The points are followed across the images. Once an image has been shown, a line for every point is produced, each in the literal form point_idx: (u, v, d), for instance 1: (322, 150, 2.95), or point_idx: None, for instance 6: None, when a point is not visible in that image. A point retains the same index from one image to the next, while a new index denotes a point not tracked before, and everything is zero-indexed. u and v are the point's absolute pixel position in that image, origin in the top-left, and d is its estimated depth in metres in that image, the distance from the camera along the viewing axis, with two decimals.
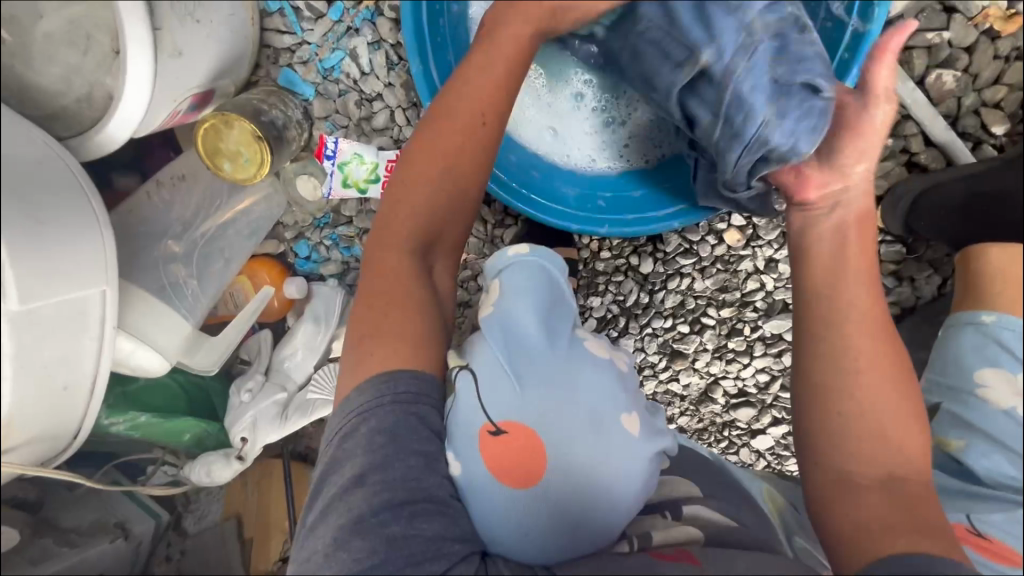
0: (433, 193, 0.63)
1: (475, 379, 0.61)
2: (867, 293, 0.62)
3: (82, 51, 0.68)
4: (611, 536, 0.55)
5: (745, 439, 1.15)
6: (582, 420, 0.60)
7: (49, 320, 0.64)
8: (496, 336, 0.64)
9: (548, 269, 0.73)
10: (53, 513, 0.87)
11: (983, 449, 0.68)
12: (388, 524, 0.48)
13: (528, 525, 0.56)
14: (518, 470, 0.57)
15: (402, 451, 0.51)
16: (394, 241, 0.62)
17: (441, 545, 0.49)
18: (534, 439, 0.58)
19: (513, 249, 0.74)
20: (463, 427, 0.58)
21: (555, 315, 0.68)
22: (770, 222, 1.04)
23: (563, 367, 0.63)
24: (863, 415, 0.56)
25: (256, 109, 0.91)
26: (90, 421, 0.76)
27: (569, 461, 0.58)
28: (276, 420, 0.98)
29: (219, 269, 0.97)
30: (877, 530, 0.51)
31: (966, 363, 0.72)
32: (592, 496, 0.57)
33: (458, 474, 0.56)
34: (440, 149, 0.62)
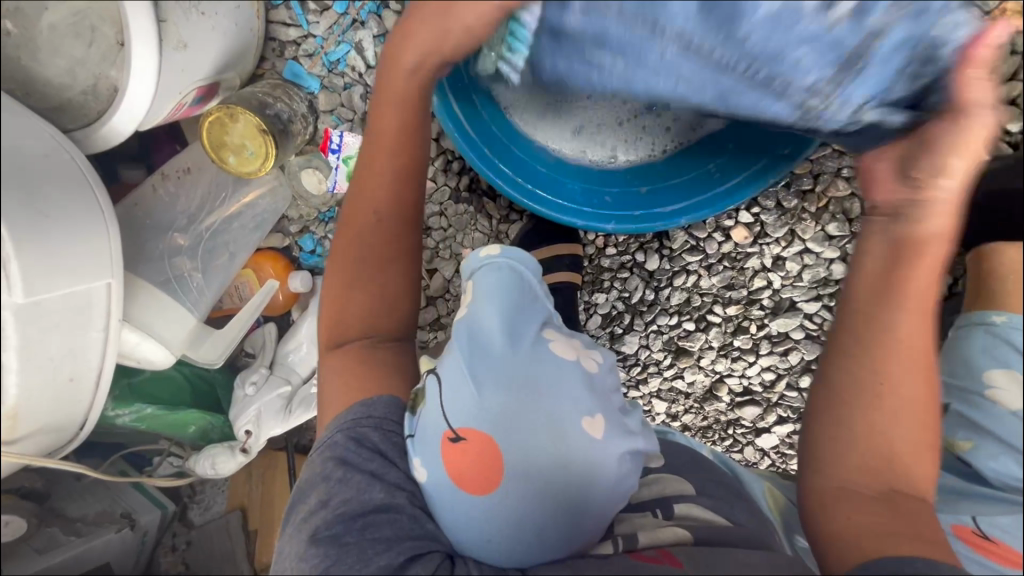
0: (349, 297, 0.67)
1: (441, 384, 0.60)
2: (925, 328, 0.59)
3: (87, 44, 0.69)
4: (588, 537, 0.56)
5: (749, 437, 1.15)
6: (541, 428, 0.57)
7: (55, 312, 0.65)
8: (462, 340, 0.62)
9: (518, 272, 0.70)
10: (58, 504, 0.85)
11: (991, 451, 0.67)
12: (342, 535, 0.52)
13: (489, 531, 0.55)
14: (477, 476, 0.56)
15: (350, 471, 0.56)
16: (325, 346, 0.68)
17: (400, 543, 0.53)
18: (490, 446, 0.56)
19: (485, 250, 0.73)
20: (426, 433, 0.58)
21: (521, 318, 0.65)
22: (778, 219, 1.03)
23: (523, 369, 0.60)
24: (872, 426, 0.57)
25: (261, 102, 0.91)
26: (96, 413, 0.77)
27: (529, 469, 0.56)
28: (280, 414, 0.98)
29: (223, 263, 0.97)
30: (866, 531, 0.53)
31: (976, 363, 0.70)
32: (563, 507, 0.56)
33: (423, 480, 0.57)
34: (343, 263, 0.68)
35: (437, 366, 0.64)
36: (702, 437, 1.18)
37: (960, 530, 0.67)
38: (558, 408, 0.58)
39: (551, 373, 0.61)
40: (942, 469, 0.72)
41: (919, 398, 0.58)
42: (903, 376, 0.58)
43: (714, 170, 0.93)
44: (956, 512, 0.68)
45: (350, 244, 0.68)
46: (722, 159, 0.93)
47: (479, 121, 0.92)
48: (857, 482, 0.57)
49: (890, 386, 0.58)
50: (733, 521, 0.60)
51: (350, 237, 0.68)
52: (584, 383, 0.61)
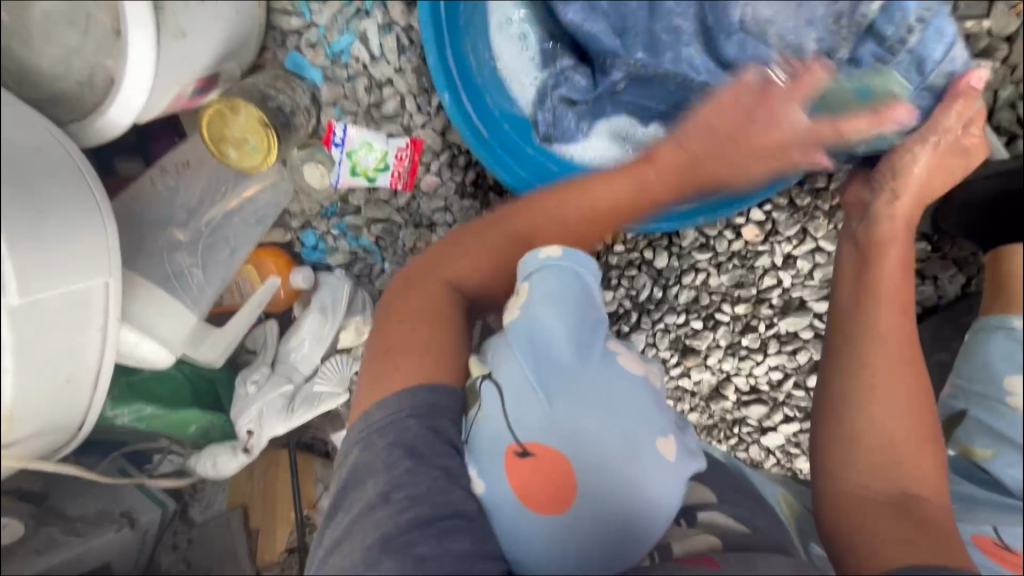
0: (485, 261, 0.69)
1: (501, 391, 0.58)
2: (902, 320, 0.67)
3: (81, 32, 0.66)
4: (638, 552, 0.54)
5: (755, 436, 1.12)
6: (611, 444, 0.55)
7: (51, 313, 0.62)
8: (523, 348, 0.59)
9: (579, 277, 0.63)
10: (56, 503, 0.89)
11: (1010, 459, 0.67)
12: (416, 544, 0.48)
13: (552, 550, 0.53)
14: (544, 492, 0.54)
15: (423, 464, 0.53)
16: (436, 280, 0.67)
17: (472, 562, 0.49)
18: (560, 464, 0.55)
19: (545, 251, 0.64)
20: (489, 444, 0.56)
21: (586, 327, 0.61)
22: (790, 218, 1.01)
23: (594, 383, 0.58)
24: (875, 420, 0.60)
25: (262, 95, 0.89)
26: (95, 415, 0.75)
27: (599, 485, 0.54)
28: (282, 413, 0.96)
29: (224, 259, 0.94)
30: (894, 542, 0.51)
31: (994, 367, 0.70)
32: (619, 531, 0.54)
33: (482, 493, 0.55)
34: (508, 235, 0.70)
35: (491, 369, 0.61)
36: (706, 436, 1.15)
37: (979, 540, 0.65)
38: (627, 425, 0.57)
39: (624, 391, 0.59)
40: (965, 480, 0.70)
41: (906, 389, 0.62)
42: (895, 364, 0.63)
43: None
44: (977, 521, 0.66)
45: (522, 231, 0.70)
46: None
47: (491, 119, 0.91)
48: (870, 486, 0.57)
49: (880, 377, 0.63)
50: (755, 530, 0.58)
51: (525, 222, 0.70)
52: (655, 399, 0.61)
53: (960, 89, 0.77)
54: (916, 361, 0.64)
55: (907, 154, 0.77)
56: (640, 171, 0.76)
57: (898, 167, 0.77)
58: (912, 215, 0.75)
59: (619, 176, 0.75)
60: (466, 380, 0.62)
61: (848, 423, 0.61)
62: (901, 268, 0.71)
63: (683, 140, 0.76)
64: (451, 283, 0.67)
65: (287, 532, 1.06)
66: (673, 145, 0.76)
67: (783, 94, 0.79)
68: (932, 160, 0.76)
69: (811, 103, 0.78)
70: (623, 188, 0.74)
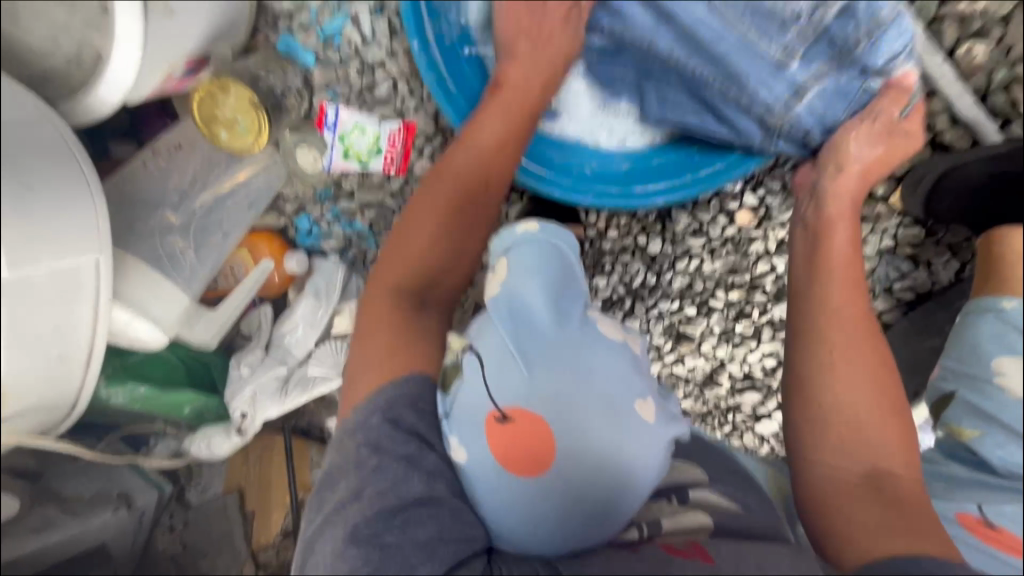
0: (416, 242, 0.67)
1: (482, 359, 0.61)
2: (854, 297, 0.67)
3: (69, 9, 0.66)
4: (619, 524, 0.54)
5: (749, 424, 1.12)
6: (590, 404, 0.58)
7: (39, 290, 0.63)
8: (504, 316, 0.63)
9: (557, 249, 0.71)
10: (52, 482, 0.90)
11: (998, 440, 0.67)
12: (381, 534, 0.48)
13: (537, 517, 0.54)
14: (527, 456, 0.55)
15: (385, 458, 0.52)
16: (383, 285, 0.65)
17: (435, 547, 0.49)
18: (541, 425, 0.57)
19: (522, 227, 0.72)
20: (467, 413, 0.58)
21: (564, 297, 0.66)
22: (783, 202, 1.01)
23: (569, 352, 0.61)
24: (839, 397, 0.61)
25: (254, 76, 0.92)
26: (88, 392, 0.75)
27: (578, 450, 0.56)
28: (276, 395, 0.97)
29: (217, 242, 0.95)
30: (875, 529, 0.52)
31: (984, 349, 0.70)
32: (597, 500, 0.54)
33: (462, 460, 0.56)
34: (426, 207, 0.69)
35: (471, 342, 0.65)
36: (701, 423, 1.16)
37: (962, 518, 0.66)
38: (603, 386, 0.59)
39: (599, 353, 0.62)
40: (948, 457, 0.72)
41: (869, 367, 0.62)
42: (845, 343, 0.64)
43: (696, 154, 0.90)
44: (963, 500, 0.66)
45: (431, 199, 0.70)
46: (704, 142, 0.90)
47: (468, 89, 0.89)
48: (845, 468, 0.57)
49: (838, 356, 0.63)
50: (746, 509, 0.59)
51: (431, 193, 0.70)
52: (631, 363, 0.64)
53: (897, 84, 0.75)
54: (877, 338, 0.65)
55: (848, 137, 0.76)
56: (500, 104, 0.77)
57: (834, 154, 0.76)
58: (854, 194, 0.76)
59: (486, 120, 0.76)
60: (443, 361, 0.62)
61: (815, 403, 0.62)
62: (848, 248, 0.71)
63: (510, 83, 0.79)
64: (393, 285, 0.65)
65: (282, 515, 1.08)
66: (514, 73, 0.79)
67: (737, 80, 0.76)
68: (870, 145, 0.75)
69: (764, 89, 0.76)
70: (517, 113, 0.77)
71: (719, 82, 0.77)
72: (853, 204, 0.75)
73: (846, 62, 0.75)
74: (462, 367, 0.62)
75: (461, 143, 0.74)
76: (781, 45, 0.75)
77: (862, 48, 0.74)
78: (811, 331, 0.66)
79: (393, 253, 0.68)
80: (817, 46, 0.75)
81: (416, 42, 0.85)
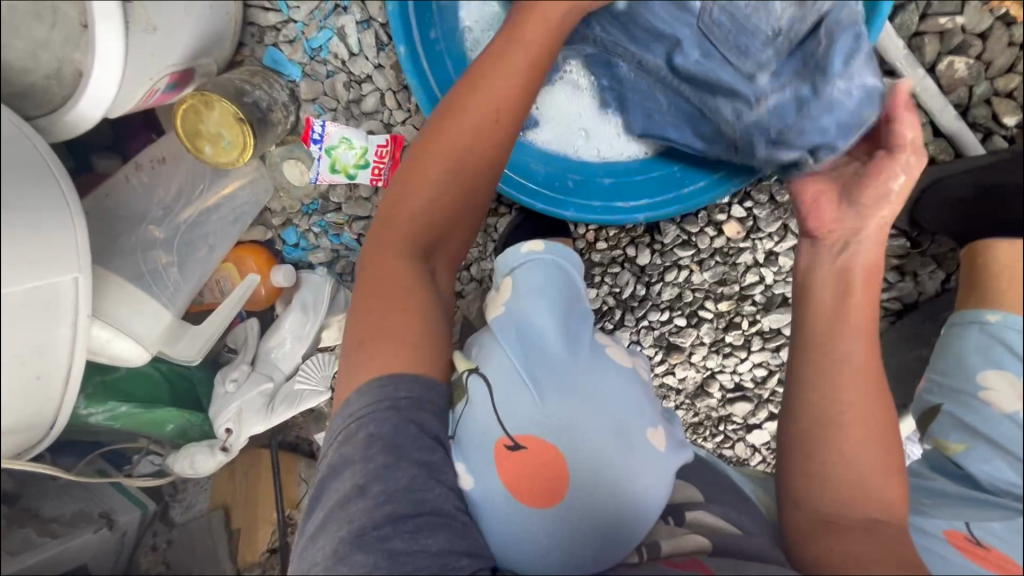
0: (421, 195, 0.61)
1: (489, 382, 0.59)
2: (865, 344, 0.63)
3: (49, 26, 0.65)
4: (624, 549, 0.53)
5: (740, 434, 1.13)
6: (600, 432, 0.57)
7: (14, 310, 0.61)
8: (512, 336, 0.62)
9: (562, 268, 0.70)
10: (33, 503, 0.90)
11: (984, 454, 0.68)
12: (389, 539, 0.47)
13: (543, 543, 0.53)
14: (539, 485, 0.55)
15: (401, 461, 0.50)
16: (390, 243, 0.61)
17: (447, 559, 0.48)
18: (553, 453, 0.55)
19: (527, 245, 0.71)
20: (476, 439, 0.56)
21: (571, 320, 0.65)
22: (771, 214, 1.01)
23: (580, 372, 0.60)
24: (843, 437, 0.59)
25: (239, 89, 0.87)
26: (66, 414, 0.74)
27: (587, 479, 0.55)
28: (262, 411, 0.96)
29: (202, 256, 0.94)
30: (870, 562, 0.51)
31: (969, 363, 0.71)
32: (603, 528, 0.53)
33: (469, 487, 0.54)
34: (437, 153, 0.60)
35: (478, 365, 0.60)
36: (692, 434, 1.16)
37: (952, 536, 0.62)
38: (612, 416, 0.58)
39: (607, 380, 0.61)
40: (935, 472, 0.72)
41: (866, 406, 0.60)
42: (846, 384, 0.61)
43: (677, 173, 0.90)
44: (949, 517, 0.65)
45: (442, 154, 0.60)
46: (687, 160, 0.90)
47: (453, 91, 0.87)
48: (845, 512, 0.56)
49: (844, 398, 0.60)
50: (744, 530, 0.58)
51: (438, 140, 0.60)
52: (641, 390, 0.63)
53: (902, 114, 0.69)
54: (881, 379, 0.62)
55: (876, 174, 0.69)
56: (501, 59, 0.62)
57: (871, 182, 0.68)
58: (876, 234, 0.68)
59: (501, 58, 0.62)
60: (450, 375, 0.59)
61: (820, 446, 0.59)
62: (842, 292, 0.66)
63: (515, 38, 0.63)
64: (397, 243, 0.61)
65: (270, 529, 1.06)
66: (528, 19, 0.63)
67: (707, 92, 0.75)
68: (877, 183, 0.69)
69: (730, 103, 0.74)
70: (522, 68, 0.62)
71: (690, 90, 0.76)
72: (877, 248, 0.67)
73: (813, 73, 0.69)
74: (467, 389, 0.59)
75: (470, 94, 0.60)
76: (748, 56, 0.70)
77: (837, 47, 0.68)
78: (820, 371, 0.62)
79: (399, 204, 0.61)
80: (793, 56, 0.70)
81: (400, 45, 0.83)
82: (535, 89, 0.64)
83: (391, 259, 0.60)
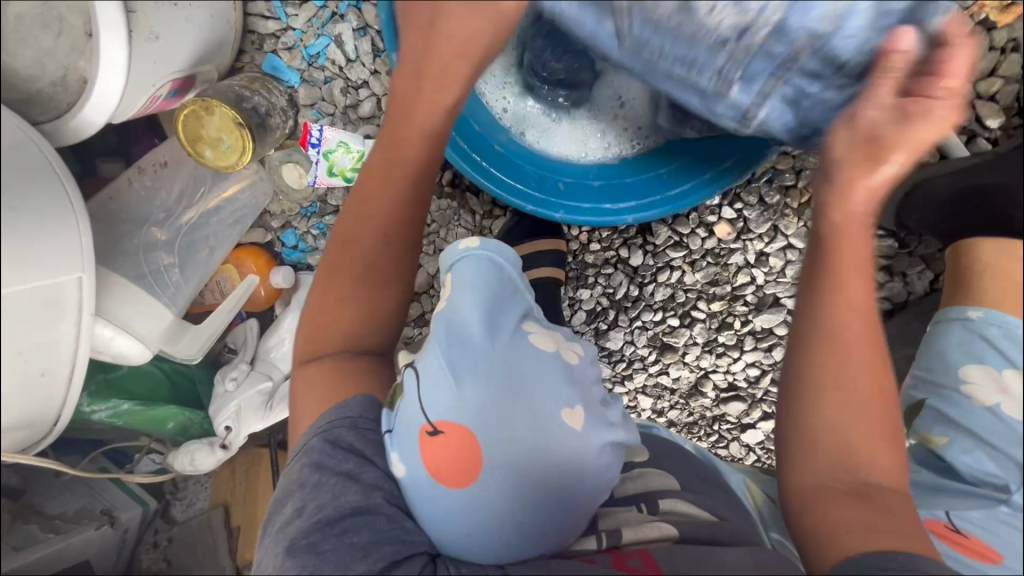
0: (329, 313, 0.64)
1: (418, 376, 0.58)
2: (865, 297, 0.59)
3: (55, 34, 0.67)
4: (574, 532, 0.56)
5: (734, 433, 1.14)
6: (518, 420, 0.55)
7: (20, 308, 0.64)
8: (439, 332, 0.60)
9: (497, 263, 0.67)
10: (38, 500, 0.92)
11: (965, 446, 0.69)
12: (319, 544, 0.50)
13: (468, 527, 0.54)
14: (457, 471, 0.54)
15: (325, 475, 0.53)
16: (313, 358, 0.63)
17: (373, 549, 0.51)
18: (469, 441, 0.54)
19: (463, 243, 0.69)
20: (403, 426, 0.56)
21: (499, 310, 0.63)
22: (761, 215, 1.03)
23: (502, 364, 0.58)
24: (837, 413, 0.57)
25: (238, 95, 0.90)
26: (69, 408, 0.76)
27: (506, 466, 0.54)
28: (261, 410, 0.98)
29: (203, 258, 0.96)
30: (856, 528, 0.51)
31: (952, 359, 0.72)
32: (533, 511, 0.54)
33: (401, 475, 0.55)
34: (331, 276, 0.65)
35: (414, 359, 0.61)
36: (687, 433, 1.18)
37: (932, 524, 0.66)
38: (537, 406, 0.56)
39: (532, 370, 0.59)
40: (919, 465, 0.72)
41: (871, 379, 0.57)
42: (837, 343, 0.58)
43: (665, 174, 0.93)
44: (932, 507, 0.67)
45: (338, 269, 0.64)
46: (675, 164, 0.92)
47: None
48: (832, 477, 0.56)
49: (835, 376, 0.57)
50: (720, 517, 0.59)
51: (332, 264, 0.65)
52: (567, 378, 0.61)
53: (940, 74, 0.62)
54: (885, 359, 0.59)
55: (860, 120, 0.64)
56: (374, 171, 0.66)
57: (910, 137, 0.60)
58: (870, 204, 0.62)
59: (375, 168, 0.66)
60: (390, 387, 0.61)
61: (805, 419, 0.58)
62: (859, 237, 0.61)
63: (381, 147, 0.66)
64: (317, 356, 0.63)
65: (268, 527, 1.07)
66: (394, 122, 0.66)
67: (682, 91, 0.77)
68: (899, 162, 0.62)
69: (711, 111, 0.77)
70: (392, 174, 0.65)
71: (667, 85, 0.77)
72: (872, 199, 0.61)
73: (792, 70, 0.70)
74: (401, 384, 0.59)
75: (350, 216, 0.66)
76: (714, 71, 0.72)
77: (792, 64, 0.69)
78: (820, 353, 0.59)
79: (314, 328, 0.64)
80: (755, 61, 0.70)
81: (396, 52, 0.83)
82: (415, 183, 0.67)
83: (311, 369, 0.62)
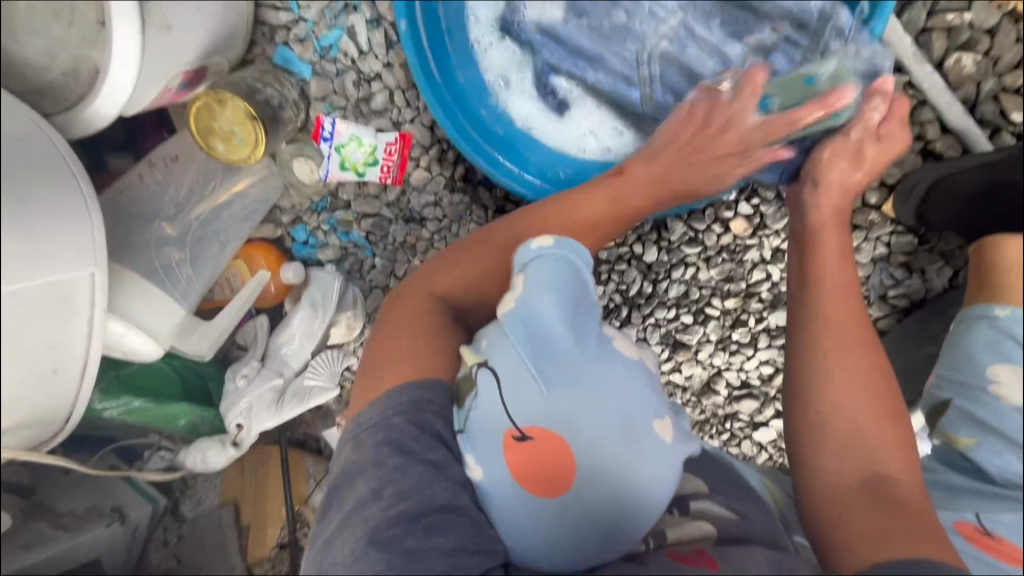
0: (469, 269, 0.69)
1: (497, 377, 0.57)
2: (847, 299, 0.68)
3: (66, 24, 0.66)
4: (627, 540, 0.53)
5: (746, 432, 1.11)
6: (608, 424, 0.55)
7: (33, 303, 0.62)
8: (519, 331, 0.58)
9: (575, 266, 0.63)
10: (48, 497, 0.91)
11: (993, 447, 0.67)
12: (403, 537, 0.48)
13: (548, 537, 0.53)
14: (544, 477, 0.54)
15: (410, 460, 0.52)
16: (431, 293, 0.67)
17: (460, 557, 0.49)
18: (560, 446, 0.54)
19: (537, 242, 0.64)
20: (484, 429, 0.55)
21: (583, 313, 0.60)
22: (778, 210, 1.02)
23: (589, 367, 0.58)
24: (838, 404, 0.61)
25: (251, 87, 0.90)
26: (81, 406, 0.75)
27: (590, 475, 0.53)
28: (271, 407, 0.96)
29: (214, 253, 0.94)
30: (871, 535, 0.50)
31: (979, 359, 0.71)
32: (597, 526, 0.53)
33: (479, 477, 0.55)
34: (498, 246, 0.70)
35: (486, 358, 0.58)
36: (699, 431, 1.15)
37: (961, 527, 0.65)
38: (624, 412, 0.56)
39: (618, 377, 0.58)
40: (947, 467, 0.72)
41: (865, 371, 0.63)
42: (840, 343, 0.64)
43: None
44: (959, 509, 0.66)
45: (499, 233, 0.72)
46: None
47: (456, 87, 0.91)
48: (844, 473, 0.57)
49: (832, 362, 0.63)
50: (745, 518, 0.57)
51: (502, 237, 0.71)
52: (648, 382, 0.61)
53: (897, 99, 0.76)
54: (875, 341, 0.65)
55: (828, 154, 0.75)
56: (587, 201, 0.75)
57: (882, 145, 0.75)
58: (839, 203, 0.75)
59: (593, 196, 0.75)
60: (456, 374, 0.60)
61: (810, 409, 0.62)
62: (839, 254, 0.71)
63: (615, 190, 0.76)
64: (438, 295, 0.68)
65: (279, 529, 1.05)
66: (643, 165, 0.78)
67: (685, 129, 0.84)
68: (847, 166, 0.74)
69: None
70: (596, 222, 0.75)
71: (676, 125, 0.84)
72: (838, 209, 0.75)
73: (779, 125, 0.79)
74: (476, 384, 0.57)
75: (552, 219, 0.72)
76: None
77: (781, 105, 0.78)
78: (811, 339, 0.66)
79: (448, 271, 0.70)
80: (749, 120, 0.80)
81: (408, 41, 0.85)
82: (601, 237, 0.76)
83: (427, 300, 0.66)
